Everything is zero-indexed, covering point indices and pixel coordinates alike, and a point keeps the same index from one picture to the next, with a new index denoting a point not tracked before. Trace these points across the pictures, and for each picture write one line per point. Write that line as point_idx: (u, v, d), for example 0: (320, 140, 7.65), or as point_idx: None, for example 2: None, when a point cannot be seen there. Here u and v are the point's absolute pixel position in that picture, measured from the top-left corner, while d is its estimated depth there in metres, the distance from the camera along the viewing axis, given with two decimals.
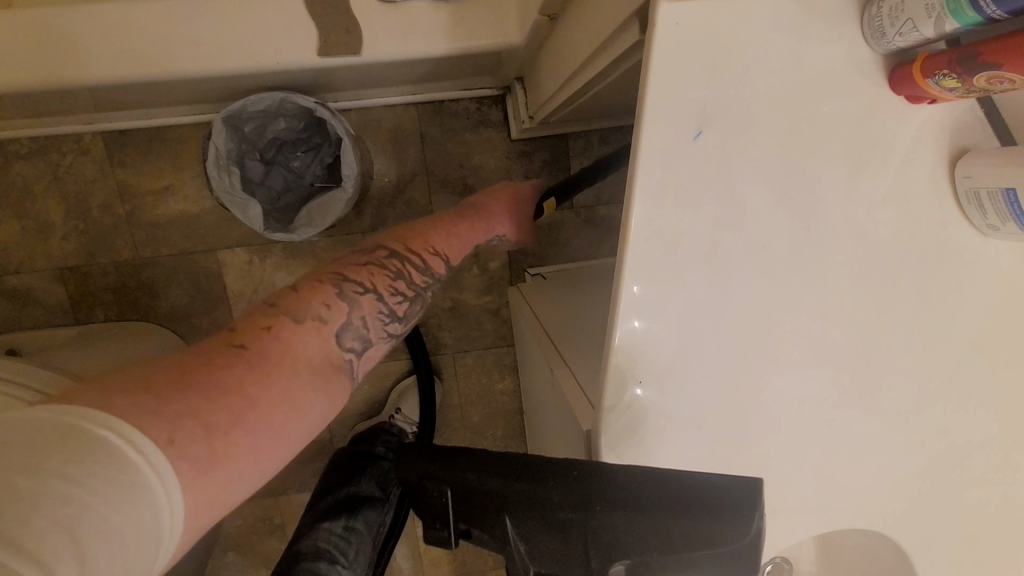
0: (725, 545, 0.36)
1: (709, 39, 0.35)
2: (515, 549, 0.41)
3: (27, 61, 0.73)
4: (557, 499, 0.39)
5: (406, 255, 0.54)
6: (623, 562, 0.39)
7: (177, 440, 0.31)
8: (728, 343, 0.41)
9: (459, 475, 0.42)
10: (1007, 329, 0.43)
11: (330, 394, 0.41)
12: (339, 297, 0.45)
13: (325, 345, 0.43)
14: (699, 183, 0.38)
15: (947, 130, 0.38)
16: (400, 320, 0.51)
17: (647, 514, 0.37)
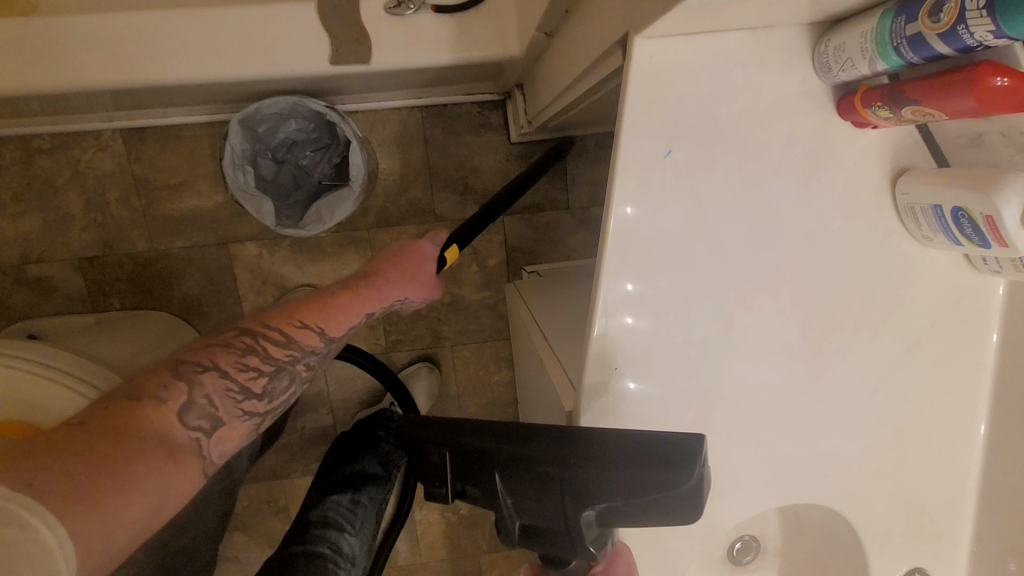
0: (679, 490, 0.37)
1: (678, 70, 0.40)
2: (501, 504, 0.43)
3: (58, 65, 0.78)
4: (536, 454, 0.41)
5: (262, 330, 0.51)
6: (593, 509, 0.40)
7: (45, 497, 0.32)
8: (695, 334, 0.47)
9: (452, 437, 0.44)
10: (945, 326, 0.49)
11: (180, 460, 0.41)
12: (177, 377, 0.44)
13: (163, 426, 0.42)
14: (670, 195, 0.43)
15: (889, 151, 0.44)
16: (258, 396, 0.49)
17: (611, 465, 0.38)
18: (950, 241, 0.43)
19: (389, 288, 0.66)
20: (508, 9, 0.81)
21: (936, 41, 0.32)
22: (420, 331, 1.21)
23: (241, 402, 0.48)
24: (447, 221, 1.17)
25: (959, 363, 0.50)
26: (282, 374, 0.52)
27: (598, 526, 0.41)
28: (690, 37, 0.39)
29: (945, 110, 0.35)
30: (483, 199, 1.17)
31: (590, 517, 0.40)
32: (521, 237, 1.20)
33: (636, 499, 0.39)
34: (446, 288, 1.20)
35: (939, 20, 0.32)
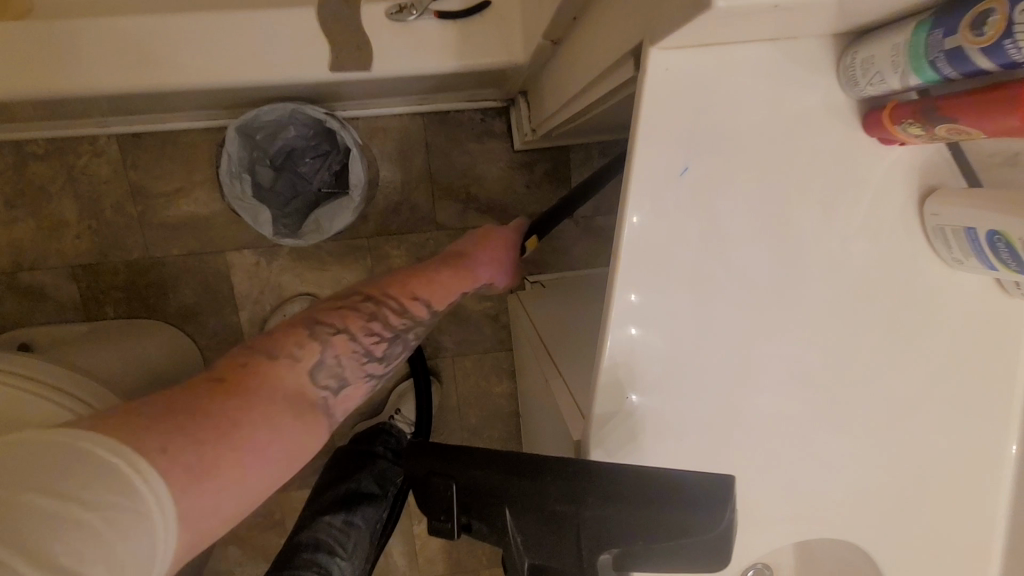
0: (698, 534, 0.37)
1: (694, 82, 0.38)
2: (512, 540, 0.41)
3: (50, 70, 0.76)
4: (555, 495, 0.39)
5: (385, 299, 0.59)
6: (610, 552, 0.40)
7: (171, 449, 0.36)
8: (709, 360, 0.44)
9: (465, 470, 0.43)
10: (974, 353, 0.46)
11: (304, 423, 0.45)
12: (312, 339, 0.50)
13: (298, 383, 0.47)
14: (684, 214, 0.41)
15: (916, 170, 0.42)
16: (378, 359, 0.57)
17: (633, 507, 0.38)
18: (984, 265, 0.40)
19: (467, 266, 0.74)
20: (513, 15, 0.78)
21: (979, 56, 0.30)
22: (421, 341, 1.19)
23: (363, 363, 0.54)
24: (449, 229, 1.14)
25: (987, 392, 0.47)
26: (392, 342, 0.58)
27: (610, 562, 0.41)
28: (707, 48, 0.37)
29: (984, 129, 0.33)
30: (486, 207, 1.15)
31: (607, 558, 0.40)
32: None
33: (656, 542, 0.38)
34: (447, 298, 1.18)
35: (982, 34, 0.29)
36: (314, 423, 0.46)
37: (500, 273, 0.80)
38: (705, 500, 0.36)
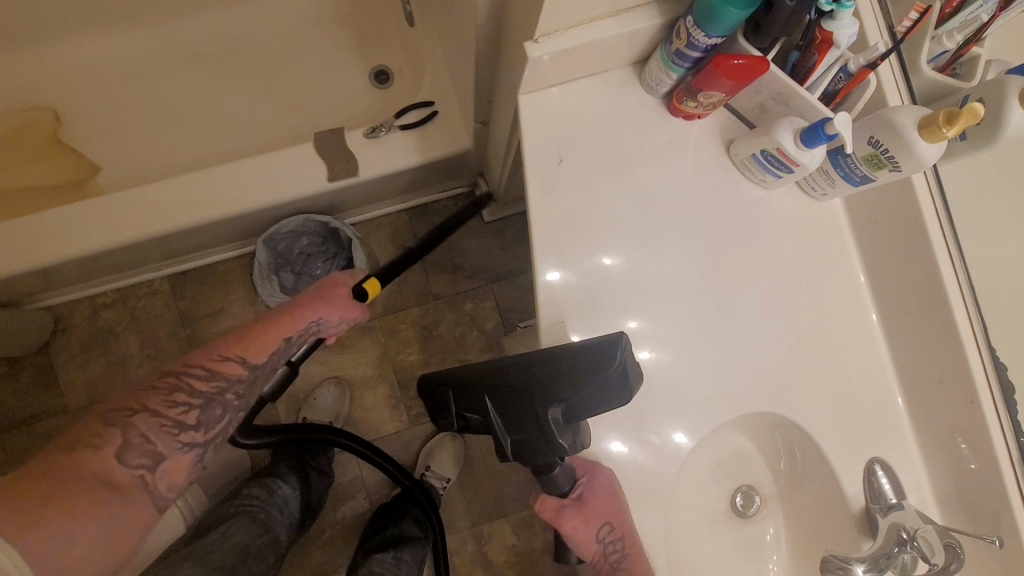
0: (610, 371, 0.50)
1: (550, 108, 0.61)
2: (496, 423, 0.54)
3: (129, 223, 1.03)
4: (511, 375, 0.53)
5: (187, 370, 0.67)
6: (560, 407, 0.52)
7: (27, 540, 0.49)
8: (617, 285, 0.61)
9: (455, 375, 0.56)
10: (804, 246, 0.64)
11: (127, 502, 0.58)
12: (113, 425, 0.60)
13: (107, 467, 0.58)
14: (568, 187, 0.61)
15: (717, 131, 0.63)
16: (192, 427, 0.65)
17: (564, 370, 0.52)
18: (772, 177, 0.59)
19: (308, 310, 0.77)
20: (456, 116, 1.07)
21: (688, 51, 0.53)
22: None
23: (177, 434, 0.64)
24: (444, 297, 1.36)
25: (831, 272, 0.65)
26: (206, 405, 0.67)
27: (568, 424, 0.53)
28: (552, 89, 0.61)
29: (717, 88, 0.54)
30: (471, 273, 1.37)
31: (559, 412, 0.53)
32: (510, 299, 1.36)
33: (585, 390, 0.51)
34: (455, 357, 1.34)
35: (681, 39, 0.53)
36: (131, 497, 0.58)
37: (353, 307, 0.81)
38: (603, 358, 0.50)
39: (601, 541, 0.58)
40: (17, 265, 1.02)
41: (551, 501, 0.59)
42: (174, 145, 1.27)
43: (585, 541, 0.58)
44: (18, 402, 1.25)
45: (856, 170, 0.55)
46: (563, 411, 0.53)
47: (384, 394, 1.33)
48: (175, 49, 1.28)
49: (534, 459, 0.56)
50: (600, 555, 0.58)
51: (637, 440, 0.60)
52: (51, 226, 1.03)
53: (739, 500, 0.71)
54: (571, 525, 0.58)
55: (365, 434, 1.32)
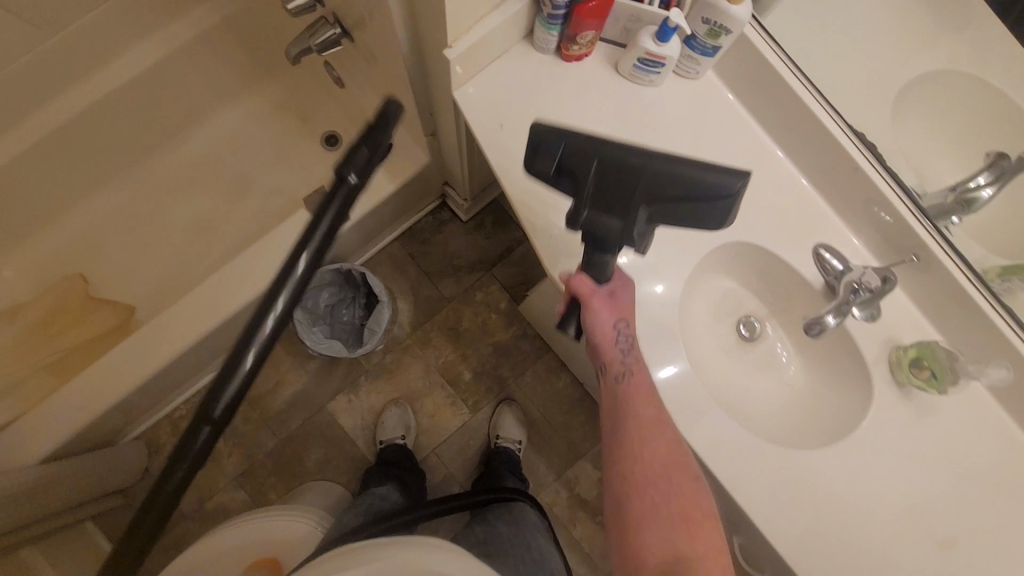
0: (718, 198, 0.58)
1: (478, 93, 0.80)
2: (586, 189, 0.60)
3: (184, 331, 1.21)
4: (630, 160, 0.58)
5: None
6: (655, 208, 0.60)
7: None
8: (577, 196, 0.79)
9: (569, 138, 0.59)
10: (702, 114, 0.82)
11: None
12: None
13: None
14: (515, 141, 0.79)
15: (603, 60, 0.82)
16: None
17: (681, 183, 0.58)
18: (654, 74, 0.78)
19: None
20: (408, 141, 1.26)
21: (555, 13, 0.72)
22: (487, 382, 1.52)
23: None
24: (456, 297, 1.54)
25: (729, 124, 0.83)
26: None
27: (649, 223, 0.63)
28: (474, 79, 0.80)
29: (588, 29, 0.73)
30: (471, 267, 1.55)
31: (643, 216, 0.61)
32: (511, 275, 1.54)
33: (682, 205, 0.59)
34: (486, 341, 1.53)
35: (547, 7, 0.72)
36: None
37: None
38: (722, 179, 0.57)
39: (619, 335, 0.73)
40: (108, 400, 1.18)
41: (590, 283, 0.69)
42: (188, 261, 1.44)
43: (608, 328, 0.72)
44: None
45: (707, 45, 0.74)
46: (669, 219, 0.61)
47: (440, 397, 1.50)
48: (159, 186, 1.47)
49: (607, 270, 0.68)
50: (616, 347, 0.73)
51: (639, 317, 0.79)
52: (124, 358, 1.19)
53: (744, 328, 0.91)
54: (598, 308, 0.71)
55: (438, 434, 1.48)
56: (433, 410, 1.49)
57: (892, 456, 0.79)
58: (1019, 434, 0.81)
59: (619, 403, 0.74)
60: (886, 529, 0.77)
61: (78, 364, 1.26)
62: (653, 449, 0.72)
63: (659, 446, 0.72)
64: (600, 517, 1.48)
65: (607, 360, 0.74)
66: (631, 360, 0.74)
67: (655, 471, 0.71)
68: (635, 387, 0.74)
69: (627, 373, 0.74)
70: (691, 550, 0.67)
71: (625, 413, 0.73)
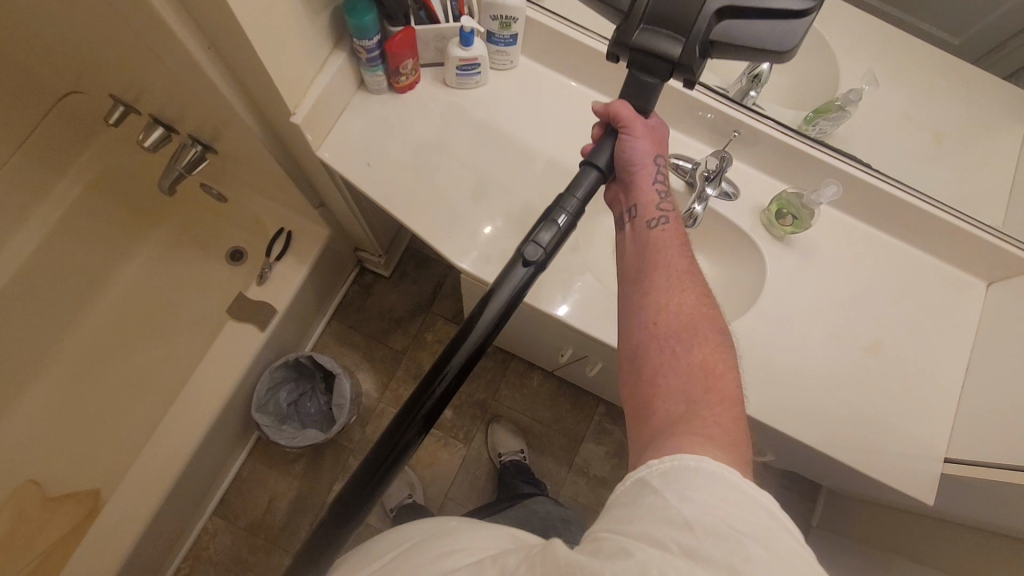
0: (785, 30, 0.62)
1: (339, 146, 0.90)
2: (658, 21, 0.61)
3: (153, 481, 1.17)
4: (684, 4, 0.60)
5: None
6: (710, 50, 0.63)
7: None
8: (457, 195, 0.88)
9: None
10: (531, 93, 0.96)
11: None
12: None
13: None
14: (386, 172, 0.89)
15: (431, 82, 0.94)
16: None
17: (752, 16, 0.61)
18: (476, 76, 0.91)
19: None
20: (304, 222, 1.33)
21: (372, 57, 0.83)
22: (469, 410, 1.56)
23: None
24: (408, 346, 1.58)
25: (555, 93, 0.96)
26: None
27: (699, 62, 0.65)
28: (331, 137, 0.90)
29: (405, 59, 0.85)
30: (411, 314, 1.60)
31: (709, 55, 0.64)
32: (450, 305, 1.61)
33: (755, 44, 0.63)
34: None
35: (363, 54, 0.83)
36: None
37: None
38: (800, 6, 0.61)
39: (654, 175, 0.75)
40: None
41: (633, 109, 0.70)
42: (136, 421, 1.41)
43: (646, 161, 0.74)
44: None
45: (505, 37, 0.88)
46: (744, 26, 0.62)
47: (432, 442, 1.52)
48: (80, 360, 1.44)
49: (655, 95, 0.68)
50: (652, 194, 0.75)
51: (561, 290, 0.92)
52: (102, 534, 1.14)
53: None
54: (640, 135, 0.71)
55: (444, 477, 1.49)
56: (429, 458, 1.50)
57: (800, 295, 0.90)
58: (883, 238, 0.95)
59: (645, 246, 0.73)
60: (823, 356, 0.88)
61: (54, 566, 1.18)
62: (669, 302, 0.66)
63: (682, 300, 0.66)
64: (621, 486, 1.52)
65: (646, 201, 0.75)
66: (667, 207, 0.75)
67: (667, 327, 0.64)
68: (669, 232, 0.73)
69: (660, 218, 0.74)
70: (704, 403, 0.57)
71: (649, 258, 0.71)
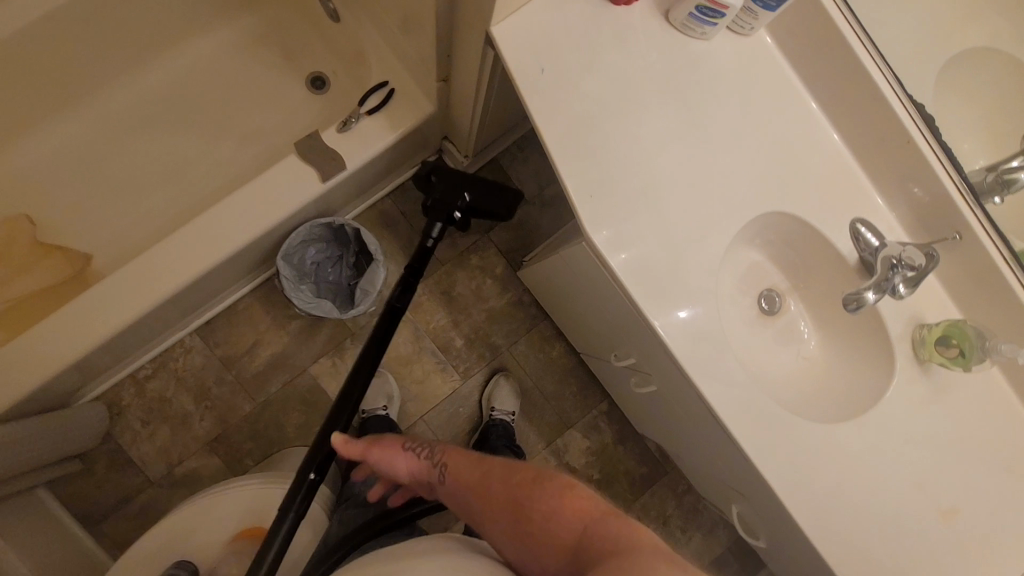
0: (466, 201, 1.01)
1: (522, 33, 0.73)
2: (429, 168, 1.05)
3: (154, 283, 1.08)
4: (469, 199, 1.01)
5: None
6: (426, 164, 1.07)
7: None
8: (621, 155, 0.73)
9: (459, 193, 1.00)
10: (755, 73, 0.78)
11: None
12: None
13: None
14: (558, 90, 0.73)
15: (654, 8, 0.76)
16: None
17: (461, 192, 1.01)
18: (710, 26, 0.73)
19: None
20: (412, 87, 1.16)
21: None
22: (479, 350, 1.47)
23: None
24: (450, 260, 1.46)
25: (776, 86, 0.79)
26: None
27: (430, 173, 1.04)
28: (516, 16, 0.72)
29: None
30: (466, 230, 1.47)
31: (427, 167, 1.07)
32: (509, 240, 1.48)
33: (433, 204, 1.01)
34: (479, 308, 1.47)
35: None
36: None
37: None
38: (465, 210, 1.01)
39: (404, 451, 0.73)
40: (67, 359, 1.05)
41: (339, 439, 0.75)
42: (154, 208, 1.30)
43: (390, 452, 0.73)
44: (105, 492, 1.31)
45: None
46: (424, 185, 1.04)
47: (431, 363, 1.44)
48: (118, 118, 1.30)
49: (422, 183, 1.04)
50: (421, 462, 0.71)
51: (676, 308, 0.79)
52: (84, 311, 1.06)
53: (764, 302, 0.89)
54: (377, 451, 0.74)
55: (427, 401, 1.44)
56: (421, 377, 1.44)
57: (909, 428, 0.80)
58: (1016, 407, 0.85)
59: (457, 499, 0.67)
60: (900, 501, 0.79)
61: (25, 316, 1.10)
62: (484, 510, 0.63)
63: (491, 493, 0.64)
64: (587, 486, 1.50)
65: (421, 476, 0.71)
66: (428, 456, 0.71)
67: (507, 536, 0.61)
68: (456, 458, 0.70)
69: (438, 470, 0.70)
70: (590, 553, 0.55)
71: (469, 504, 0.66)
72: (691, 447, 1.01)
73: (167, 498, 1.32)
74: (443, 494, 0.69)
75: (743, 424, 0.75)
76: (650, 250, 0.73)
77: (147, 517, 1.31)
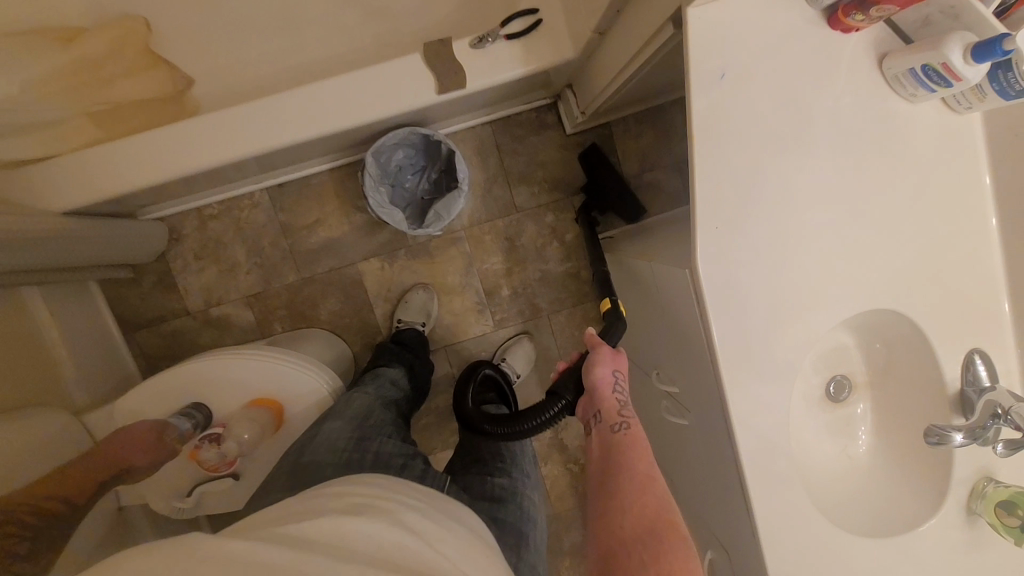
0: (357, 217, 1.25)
1: (720, 25, 0.63)
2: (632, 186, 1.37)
3: (245, 136, 1.06)
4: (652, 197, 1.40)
5: None
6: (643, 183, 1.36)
7: None
8: (766, 196, 0.67)
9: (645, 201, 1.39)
10: (947, 157, 0.69)
11: None
12: None
13: None
14: (731, 103, 0.65)
15: (872, 45, 0.66)
16: None
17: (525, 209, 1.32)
18: (928, 90, 0.64)
19: None
20: (561, 24, 1.06)
21: None
22: (522, 305, 1.44)
23: None
24: (526, 210, 1.41)
25: (964, 178, 0.70)
26: None
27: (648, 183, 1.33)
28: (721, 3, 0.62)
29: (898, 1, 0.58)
30: (553, 185, 1.41)
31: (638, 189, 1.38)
32: None
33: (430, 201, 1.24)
34: (536, 266, 1.43)
35: None
36: None
37: None
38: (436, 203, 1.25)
39: (615, 391, 0.83)
40: (147, 180, 1.07)
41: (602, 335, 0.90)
42: (265, 55, 1.27)
43: (605, 374, 0.84)
44: (146, 305, 1.39)
45: (1013, 85, 0.61)
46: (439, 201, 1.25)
47: (472, 301, 1.44)
48: None
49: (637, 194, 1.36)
50: (613, 404, 0.82)
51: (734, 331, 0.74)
52: (172, 139, 1.05)
53: (833, 386, 0.83)
54: (603, 361, 0.85)
55: (455, 335, 1.44)
56: (457, 311, 1.43)
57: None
58: None
59: (610, 453, 0.77)
60: None
61: (119, 122, 1.10)
62: (632, 482, 0.71)
63: (641, 477, 0.72)
64: (570, 466, 1.54)
65: (607, 411, 0.81)
66: (627, 415, 0.81)
67: (631, 513, 0.67)
68: (632, 437, 0.78)
69: (620, 424, 0.79)
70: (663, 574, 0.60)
71: (614, 461, 0.75)
72: (692, 486, 1.00)
73: (196, 331, 1.40)
74: (611, 440, 0.78)
75: (766, 504, 0.73)
76: (753, 301, 0.69)
77: (174, 340, 1.40)
